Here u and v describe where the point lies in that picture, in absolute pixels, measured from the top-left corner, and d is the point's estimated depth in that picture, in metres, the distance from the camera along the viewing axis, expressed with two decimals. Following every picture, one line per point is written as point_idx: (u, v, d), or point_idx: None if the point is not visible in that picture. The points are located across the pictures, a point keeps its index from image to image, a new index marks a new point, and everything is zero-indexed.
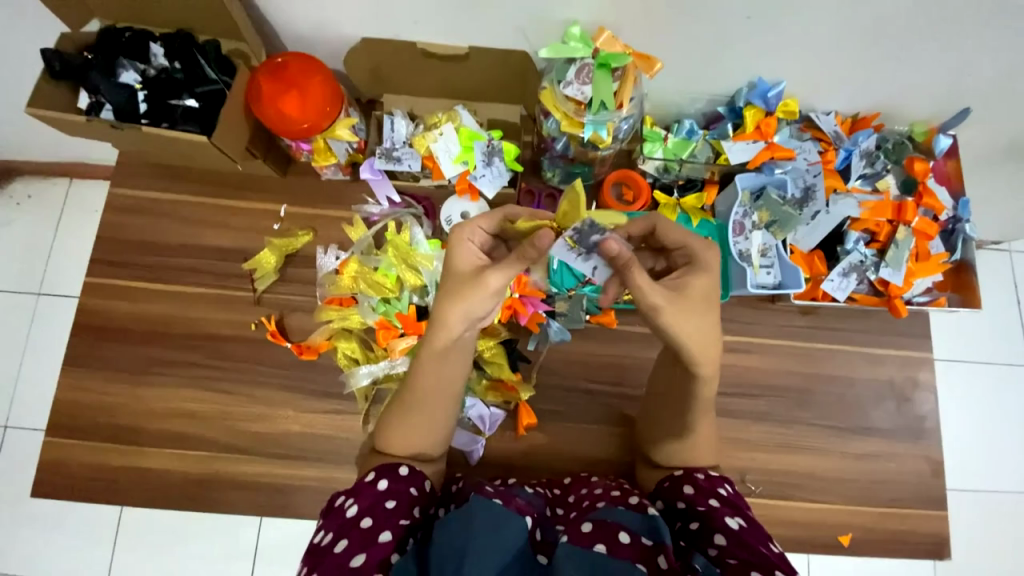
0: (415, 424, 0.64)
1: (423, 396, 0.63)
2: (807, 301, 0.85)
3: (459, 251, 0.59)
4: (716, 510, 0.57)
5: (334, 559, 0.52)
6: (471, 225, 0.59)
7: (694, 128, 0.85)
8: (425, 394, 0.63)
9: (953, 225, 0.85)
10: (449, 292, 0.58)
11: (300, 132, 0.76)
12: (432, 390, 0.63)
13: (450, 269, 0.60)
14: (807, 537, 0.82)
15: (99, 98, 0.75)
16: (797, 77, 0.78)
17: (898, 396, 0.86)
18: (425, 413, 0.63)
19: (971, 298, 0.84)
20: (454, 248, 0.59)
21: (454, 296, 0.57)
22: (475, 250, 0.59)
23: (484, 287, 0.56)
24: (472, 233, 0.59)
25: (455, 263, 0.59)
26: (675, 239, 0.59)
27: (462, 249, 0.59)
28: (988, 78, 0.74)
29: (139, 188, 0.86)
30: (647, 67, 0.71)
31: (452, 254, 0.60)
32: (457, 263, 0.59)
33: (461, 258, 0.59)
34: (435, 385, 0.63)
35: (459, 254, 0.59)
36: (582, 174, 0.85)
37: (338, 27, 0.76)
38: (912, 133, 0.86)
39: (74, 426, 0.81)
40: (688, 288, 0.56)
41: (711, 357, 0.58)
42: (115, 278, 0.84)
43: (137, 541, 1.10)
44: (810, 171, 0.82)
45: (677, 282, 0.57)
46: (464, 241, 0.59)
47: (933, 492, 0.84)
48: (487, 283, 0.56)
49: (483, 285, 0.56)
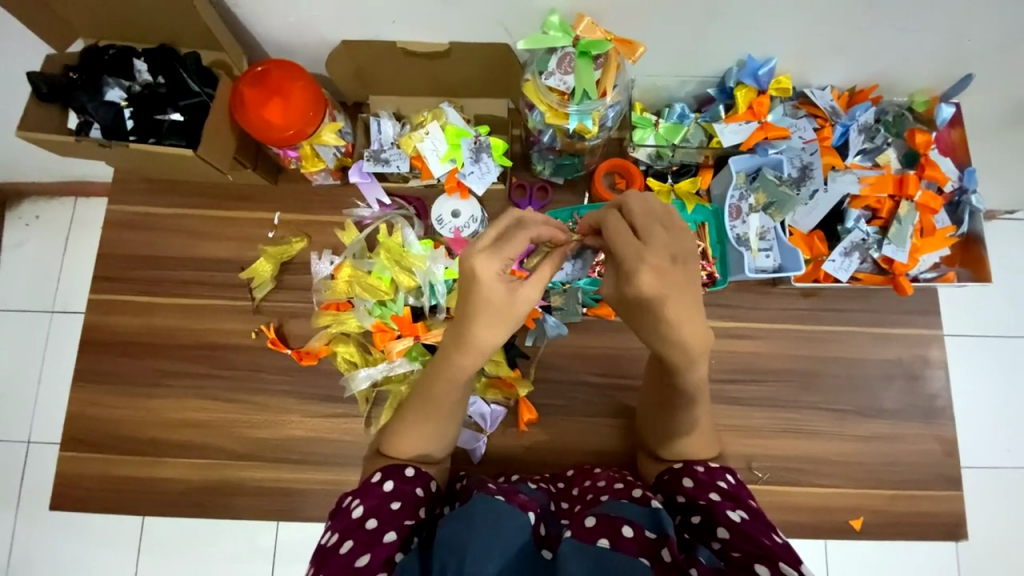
0: (447, 429, 0.64)
1: (451, 405, 0.62)
2: (809, 283, 0.82)
3: (486, 284, 0.53)
4: (717, 503, 0.55)
5: (339, 559, 0.50)
6: (497, 256, 0.53)
7: (685, 111, 0.83)
8: (453, 401, 0.62)
9: (959, 197, 0.83)
10: (480, 322, 0.55)
11: (285, 139, 0.75)
12: (457, 398, 0.62)
13: (474, 300, 0.54)
14: (818, 521, 0.81)
15: (87, 117, 0.75)
16: (788, 52, 0.75)
17: (908, 374, 0.84)
18: (438, 422, 0.63)
19: (981, 272, 0.81)
20: (485, 281, 0.52)
21: (494, 323, 0.55)
22: (503, 279, 0.54)
23: (519, 311, 0.55)
24: (499, 264, 0.53)
25: (482, 294, 0.53)
26: (649, 220, 0.53)
27: (494, 283, 0.53)
28: (990, 42, 0.70)
29: (136, 204, 0.87)
30: (630, 52, 0.69)
31: (479, 286, 0.53)
32: (489, 297, 0.53)
33: (493, 292, 0.53)
34: (459, 395, 0.62)
35: (492, 291, 0.53)
36: (571, 166, 0.84)
37: (318, 30, 0.75)
38: (912, 104, 0.83)
39: (86, 440, 0.82)
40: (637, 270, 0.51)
41: (679, 340, 0.54)
42: (118, 294, 0.86)
43: (159, 547, 1.13)
44: (806, 150, 0.80)
45: (630, 262, 0.51)
46: (494, 272, 0.53)
47: (947, 472, 0.82)
48: (525, 309, 0.54)
49: (523, 308, 0.54)
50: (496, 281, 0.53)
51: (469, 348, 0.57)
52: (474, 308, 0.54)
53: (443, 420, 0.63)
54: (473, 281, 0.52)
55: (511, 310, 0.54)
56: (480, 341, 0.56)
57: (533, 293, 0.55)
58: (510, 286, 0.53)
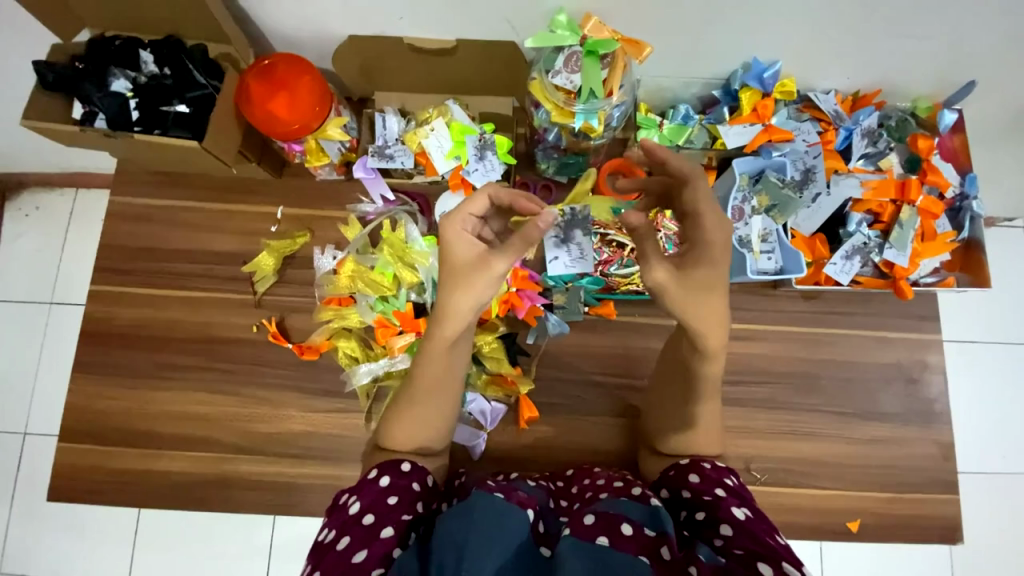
0: (435, 418, 0.63)
1: (434, 387, 0.63)
2: (810, 286, 0.83)
3: (449, 240, 0.58)
4: (721, 500, 0.55)
5: (336, 556, 0.50)
6: (461, 215, 0.58)
7: (690, 112, 0.84)
8: (436, 383, 0.63)
9: (960, 202, 0.84)
10: (451, 284, 0.58)
11: (290, 133, 0.75)
12: (444, 377, 0.63)
13: (445, 259, 0.59)
14: (816, 523, 0.81)
15: (92, 108, 0.75)
16: (793, 55, 0.76)
17: (907, 378, 0.85)
18: (427, 405, 0.63)
19: (981, 277, 0.82)
20: (450, 239, 0.57)
21: (459, 284, 0.58)
22: (471, 239, 0.58)
23: (486, 273, 0.57)
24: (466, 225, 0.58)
25: (450, 253, 0.58)
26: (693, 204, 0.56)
27: (460, 241, 0.58)
28: (993, 49, 0.71)
29: (139, 196, 0.87)
30: (637, 52, 0.70)
31: (446, 244, 0.58)
32: (454, 254, 0.58)
33: (458, 249, 0.57)
34: (444, 373, 0.63)
35: (457, 247, 0.57)
36: (576, 165, 0.84)
37: (325, 25, 0.75)
38: (915, 110, 0.83)
39: (85, 432, 0.82)
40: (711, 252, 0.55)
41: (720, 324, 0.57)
42: (119, 286, 0.85)
43: (155, 541, 1.12)
44: (810, 153, 0.81)
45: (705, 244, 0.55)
46: (459, 230, 0.57)
47: (945, 476, 0.83)
48: (493, 270, 0.57)
49: (491, 269, 0.57)
50: (463, 240, 0.58)
51: (449, 317, 0.59)
52: (445, 269, 0.59)
53: (432, 403, 0.63)
54: (438, 238, 0.58)
55: (478, 271, 0.57)
56: (450, 306, 0.58)
57: (498, 262, 0.57)
58: (472, 246, 0.57)
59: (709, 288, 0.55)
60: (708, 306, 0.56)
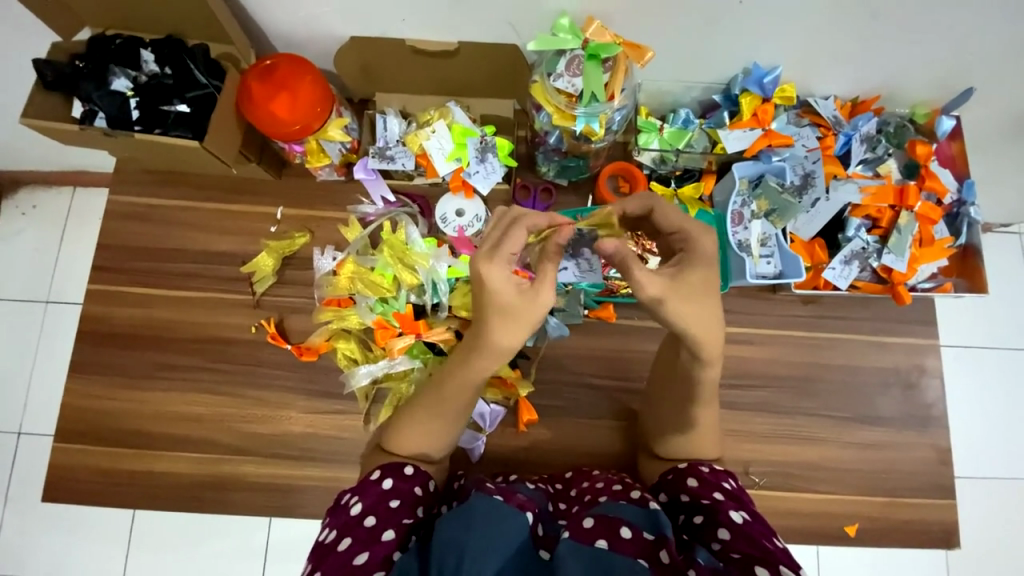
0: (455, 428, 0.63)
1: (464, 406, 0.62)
2: (809, 290, 0.84)
3: (494, 285, 0.53)
4: (720, 503, 0.55)
5: (337, 557, 0.50)
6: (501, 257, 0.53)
7: (690, 117, 0.84)
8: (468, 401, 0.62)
9: (958, 208, 0.84)
10: (497, 323, 0.54)
11: (291, 134, 0.75)
12: (471, 396, 0.62)
13: (485, 300, 0.54)
14: (814, 527, 0.81)
15: (92, 106, 0.74)
16: (794, 61, 0.76)
17: (904, 383, 0.85)
18: (454, 420, 0.62)
19: (977, 282, 0.83)
20: (490, 281, 0.53)
21: (511, 322, 0.53)
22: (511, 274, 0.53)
23: (535, 308, 0.53)
24: (502, 262, 0.53)
25: (492, 295, 0.53)
26: (668, 222, 0.58)
27: (501, 280, 0.53)
28: (992, 57, 0.72)
29: (138, 195, 0.86)
30: (638, 56, 0.69)
31: (485, 287, 0.53)
32: (500, 297, 0.53)
33: (505, 292, 0.53)
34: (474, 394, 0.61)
35: (500, 287, 0.53)
36: (576, 167, 0.84)
37: (328, 26, 0.75)
38: (913, 116, 0.84)
39: (81, 433, 0.82)
40: (699, 251, 0.56)
41: (715, 342, 0.56)
42: (117, 285, 0.85)
43: (150, 543, 1.12)
44: (809, 158, 0.81)
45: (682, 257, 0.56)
46: (501, 270, 0.53)
47: (943, 481, 0.83)
48: (542, 305, 0.53)
49: (539, 301, 0.53)
50: (505, 279, 0.53)
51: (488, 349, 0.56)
52: (488, 310, 0.54)
53: (459, 419, 0.63)
54: (481, 283, 0.53)
55: (527, 308, 0.53)
56: (500, 341, 0.54)
57: (545, 288, 0.53)
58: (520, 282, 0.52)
59: (702, 287, 0.54)
60: (706, 305, 0.54)
